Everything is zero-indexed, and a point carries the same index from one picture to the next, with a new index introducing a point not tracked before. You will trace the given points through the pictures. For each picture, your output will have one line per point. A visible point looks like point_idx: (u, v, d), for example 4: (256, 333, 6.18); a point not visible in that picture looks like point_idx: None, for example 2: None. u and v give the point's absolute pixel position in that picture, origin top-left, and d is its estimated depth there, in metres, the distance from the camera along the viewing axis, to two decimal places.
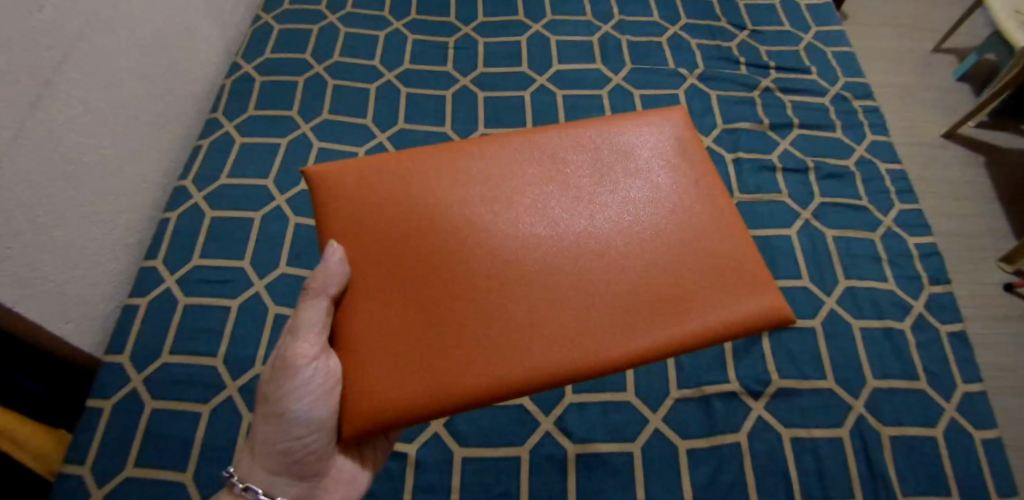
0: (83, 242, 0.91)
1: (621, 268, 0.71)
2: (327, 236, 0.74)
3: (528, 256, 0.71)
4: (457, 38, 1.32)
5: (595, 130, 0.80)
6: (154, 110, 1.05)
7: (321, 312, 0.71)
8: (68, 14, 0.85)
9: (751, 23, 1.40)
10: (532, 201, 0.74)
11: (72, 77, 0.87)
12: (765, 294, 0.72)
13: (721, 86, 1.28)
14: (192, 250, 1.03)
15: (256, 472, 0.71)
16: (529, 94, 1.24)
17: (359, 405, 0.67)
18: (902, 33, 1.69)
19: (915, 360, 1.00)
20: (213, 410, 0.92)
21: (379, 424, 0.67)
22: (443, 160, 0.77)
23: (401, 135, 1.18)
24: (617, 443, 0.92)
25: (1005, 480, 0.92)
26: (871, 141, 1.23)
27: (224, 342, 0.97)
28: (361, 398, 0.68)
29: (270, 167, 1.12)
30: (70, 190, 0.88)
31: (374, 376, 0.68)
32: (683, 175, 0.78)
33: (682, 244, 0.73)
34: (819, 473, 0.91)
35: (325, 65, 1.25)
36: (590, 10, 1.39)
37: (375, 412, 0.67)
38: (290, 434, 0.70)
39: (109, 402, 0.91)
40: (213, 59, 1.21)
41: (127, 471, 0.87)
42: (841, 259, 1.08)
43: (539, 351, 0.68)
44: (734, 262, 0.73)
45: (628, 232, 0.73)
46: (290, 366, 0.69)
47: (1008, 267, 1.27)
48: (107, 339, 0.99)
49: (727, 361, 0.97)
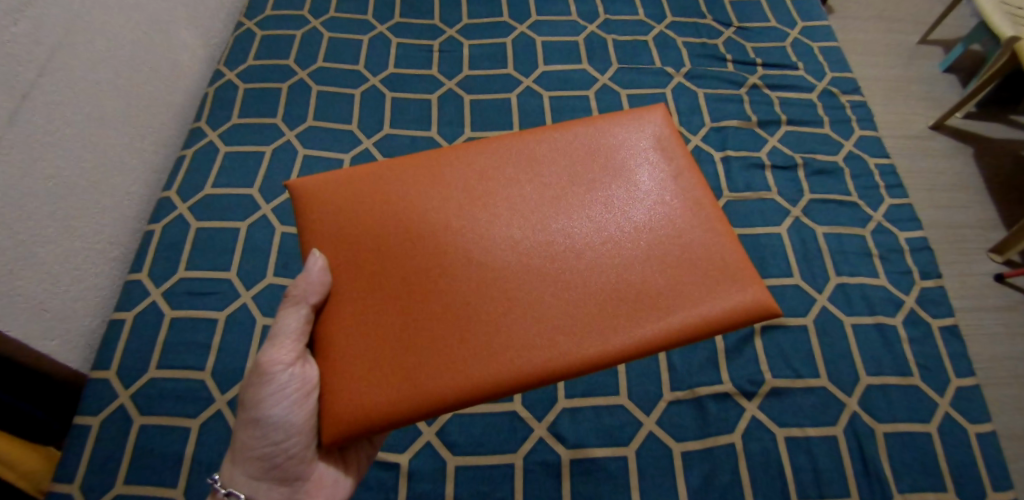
0: (66, 257, 0.89)
1: (607, 266, 0.70)
2: (309, 244, 0.73)
3: (503, 260, 0.70)
4: (442, 40, 1.31)
5: (576, 131, 0.78)
6: (136, 119, 1.03)
7: (300, 320, 0.71)
8: (44, 27, 0.84)
9: (737, 20, 1.39)
10: (509, 203, 0.73)
11: (50, 90, 0.85)
12: (746, 289, 0.71)
13: (708, 84, 1.27)
14: (178, 262, 1.02)
15: (238, 476, 0.71)
16: (515, 96, 1.24)
17: (334, 414, 0.67)
18: (886, 25, 1.69)
19: (908, 356, 1.00)
20: (202, 425, 0.91)
21: (355, 430, 0.66)
22: (422, 166, 0.76)
23: (386, 141, 1.17)
24: (610, 447, 0.91)
25: (999, 473, 0.92)
26: (859, 136, 1.23)
27: (212, 355, 0.95)
28: (339, 406, 0.67)
29: (255, 175, 1.11)
30: (52, 205, 0.86)
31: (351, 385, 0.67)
32: (663, 173, 0.76)
33: (659, 244, 0.71)
34: (813, 472, 0.91)
35: (308, 71, 1.23)
36: (576, 10, 1.38)
37: (352, 419, 0.66)
38: (269, 439, 0.70)
39: (96, 419, 0.90)
40: (194, 68, 1.19)
41: (116, 489, 0.86)
42: (832, 256, 1.08)
43: (525, 352, 0.67)
44: (714, 260, 0.71)
45: (613, 231, 0.72)
46: (264, 372, 0.69)
47: (999, 258, 1.27)
48: (92, 354, 0.97)
49: (720, 362, 0.97)
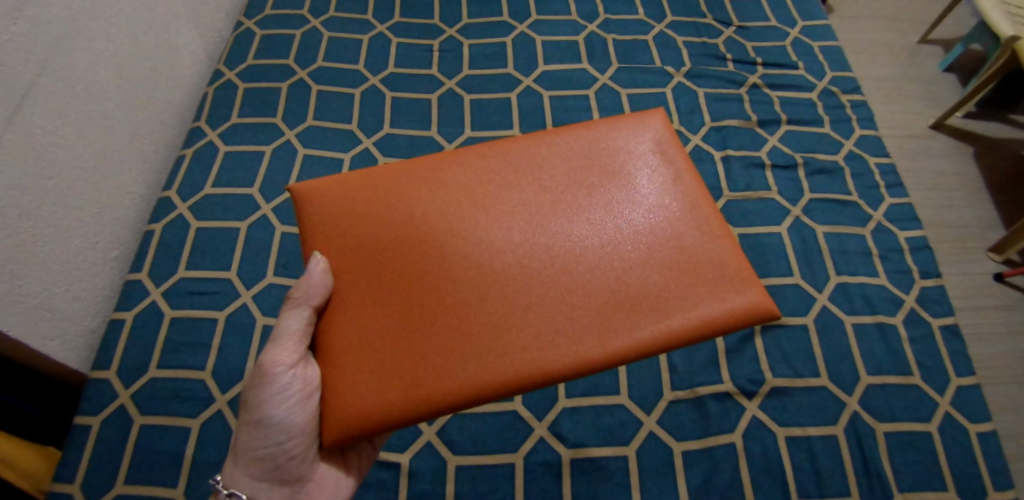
0: (66, 257, 0.89)
1: (606, 269, 0.70)
2: (309, 247, 0.74)
3: (502, 263, 0.70)
4: (442, 40, 1.31)
5: (575, 134, 0.78)
6: (136, 119, 1.03)
7: (302, 322, 0.71)
8: (42, 26, 0.84)
9: (737, 19, 1.39)
10: (508, 207, 0.73)
11: (50, 90, 0.85)
12: (745, 292, 0.71)
13: (708, 84, 1.27)
14: (178, 262, 1.02)
15: (239, 477, 0.71)
16: (515, 95, 1.24)
17: (333, 417, 0.67)
18: (886, 25, 1.69)
19: (908, 355, 1.00)
20: (202, 425, 0.91)
21: (354, 433, 0.67)
22: (422, 169, 0.75)
23: (386, 141, 1.17)
24: (610, 447, 0.91)
25: (999, 472, 0.92)
26: (860, 136, 1.23)
27: (212, 355, 0.95)
28: (338, 408, 0.67)
29: (255, 174, 1.11)
30: (52, 205, 0.86)
31: (351, 388, 0.67)
32: (662, 176, 0.76)
33: (658, 247, 0.71)
34: (813, 472, 0.91)
35: (308, 71, 1.23)
36: (576, 9, 1.37)
37: (351, 422, 0.66)
38: (270, 440, 0.70)
39: (96, 419, 0.90)
40: (193, 67, 1.19)
41: (117, 489, 0.86)
42: (832, 256, 1.08)
43: (524, 355, 0.67)
44: (712, 263, 0.72)
45: (612, 234, 0.72)
46: (266, 373, 0.69)
47: (998, 257, 1.27)
48: (92, 354, 0.97)
49: (720, 361, 0.97)
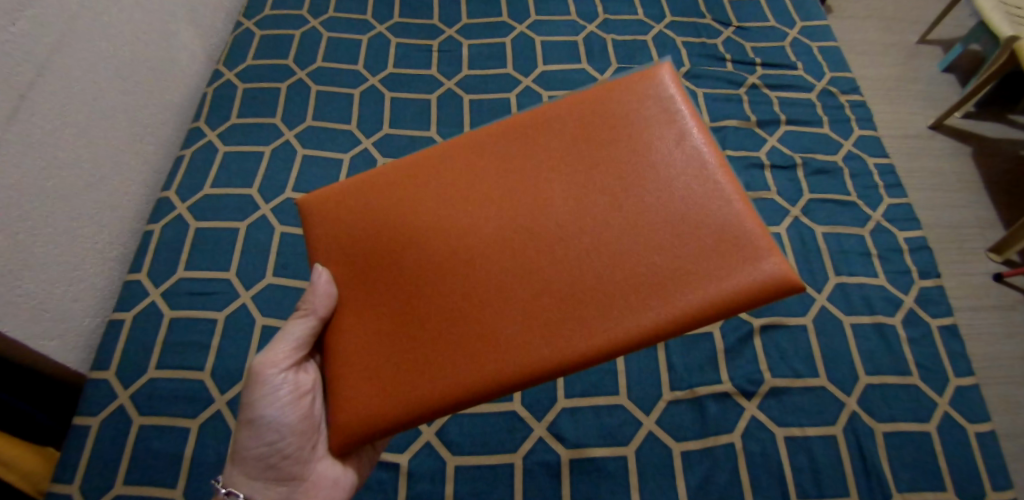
0: (65, 257, 0.89)
1: (602, 256, 0.66)
2: (315, 257, 0.75)
3: (494, 258, 0.69)
4: (442, 40, 1.31)
5: (569, 106, 0.72)
6: (136, 119, 1.03)
7: (306, 330, 0.73)
8: (42, 26, 0.84)
9: (736, 20, 1.40)
10: (500, 197, 0.71)
11: (49, 89, 0.85)
12: (762, 266, 0.64)
13: (707, 84, 1.27)
14: (177, 262, 1.02)
15: (236, 476, 0.72)
16: (514, 96, 1.24)
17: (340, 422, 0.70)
18: (885, 25, 1.69)
19: (907, 355, 1.00)
20: (202, 425, 0.91)
21: (361, 438, 0.69)
22: (415, 166, 0.74)
23: (385, 141, 1.17)
24: (610, 447, 0.91)
25: (999, 473, 0.92)
26: (859, 136, 1.23)
27: (211, 355, 0.95)
28: (344, 414, 0.70)
29: (254, 175, 1.11)
30: (51, 205, 0.86)
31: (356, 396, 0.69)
32: (667, 142, 0.69)
33: (660, 227, 0.66)
34: (813, 472, 0.91)
35: (307, 71, 1.23)
36: (575, 10, 1.37)
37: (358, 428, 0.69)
38: (264, 439, 0.71)
39: (95, 419, 0.90)
40: (193, 67, 1.19)
41: (116, 489, 0.86)
42: (831, 256, 1.08)
43: (521, 351, 0.66)
44: (723, 237, 0.65)
45: (609, 217, 0.67)
46: (258, 375, 0.72)
47: (998, 257, 1.27)
48: (92, 354, 0.97)
49: (719, 361, 0.97)
